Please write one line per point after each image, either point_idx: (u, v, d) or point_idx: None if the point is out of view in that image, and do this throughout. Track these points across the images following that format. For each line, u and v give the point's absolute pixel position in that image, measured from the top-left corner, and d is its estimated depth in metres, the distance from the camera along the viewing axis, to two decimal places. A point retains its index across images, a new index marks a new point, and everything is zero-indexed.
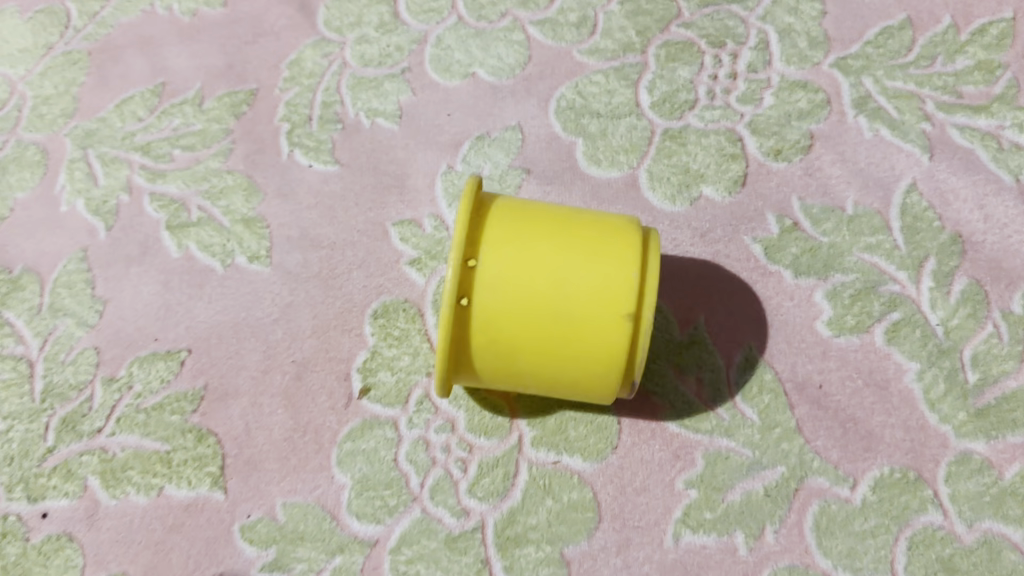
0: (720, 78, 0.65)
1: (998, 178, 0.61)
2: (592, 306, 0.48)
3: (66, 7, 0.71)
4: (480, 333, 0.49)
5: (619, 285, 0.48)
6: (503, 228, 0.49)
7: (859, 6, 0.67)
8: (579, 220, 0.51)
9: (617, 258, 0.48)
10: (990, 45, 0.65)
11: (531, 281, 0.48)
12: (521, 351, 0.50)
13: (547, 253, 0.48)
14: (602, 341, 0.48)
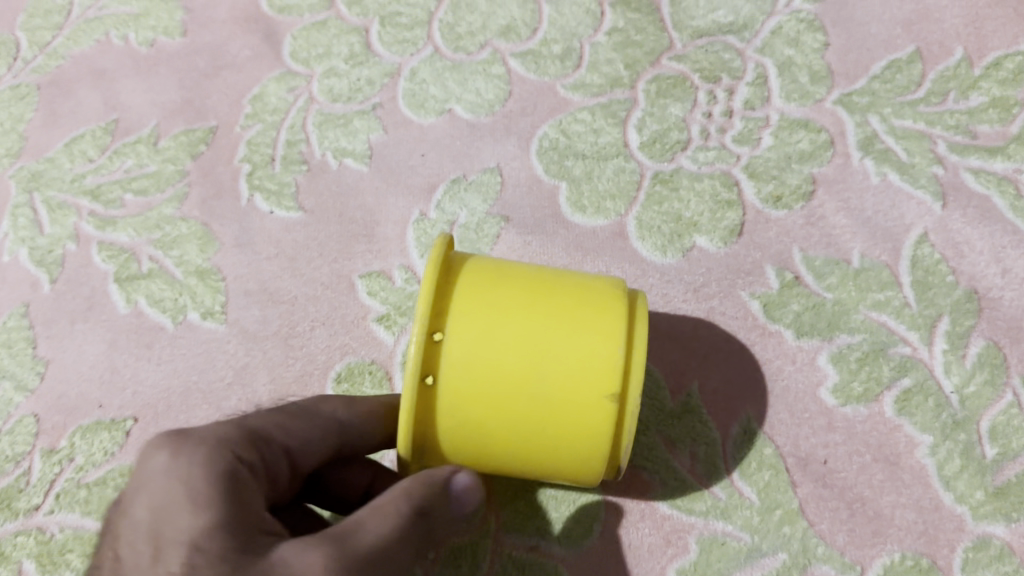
0: (715, 116, 0.60)
1: (1017, 229, 0.56)
2: (573, 384, 0.43)
3: (16, 37, 0.67)
4: (447, 415, 0.44)
5: (602, 361, 0.43)
6: (473, 298, 0.44)
7: (865, 36, 0.63)
8: (557, 286, 0.46)
9: (599, 330, 0.43)
10: (1005, 80, 0.60)
11: (505, 357, 0.43)
12: (493, 434, 0.44)
13: (523, 325, 0.43)
14: (583, 424, 0.43)
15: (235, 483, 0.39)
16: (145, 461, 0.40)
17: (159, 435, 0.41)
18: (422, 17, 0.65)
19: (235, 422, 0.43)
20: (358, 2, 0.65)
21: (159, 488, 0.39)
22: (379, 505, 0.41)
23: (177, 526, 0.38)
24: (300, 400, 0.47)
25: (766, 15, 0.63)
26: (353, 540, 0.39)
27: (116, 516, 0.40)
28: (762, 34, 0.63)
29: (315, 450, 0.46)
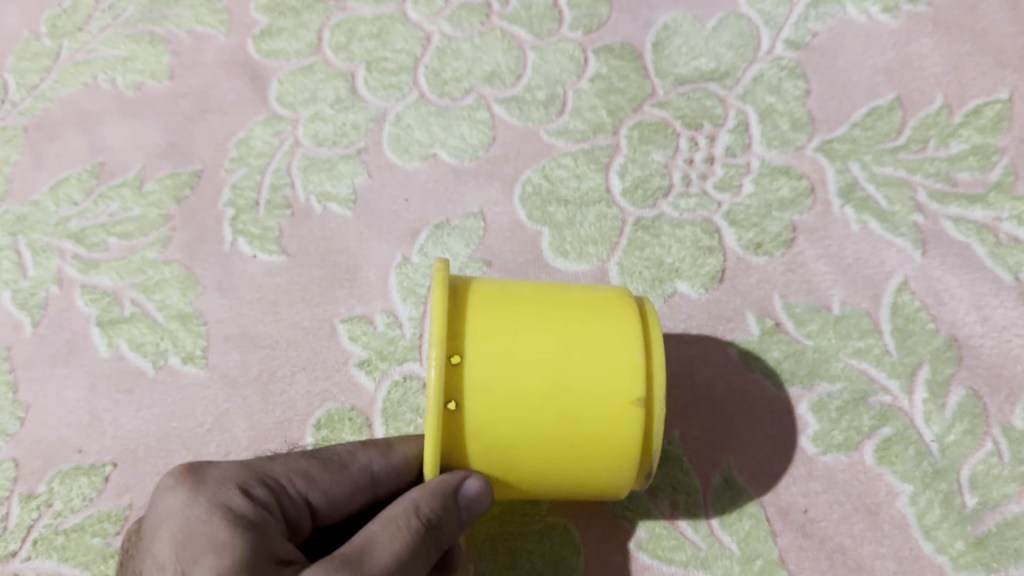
0: (697, 163, 0.61)
1: (997, 277, 0.56)
2: (599, 395, 0.43)
3: (5, 80, 0.68)
4: (472, 441, 0.43)
5: (624, 367, 0.43)
6: (482, 318, 0.43)
7: (846, 85, 0.64)
8: (563, 299, 0.45)
9: (616, 338, 0.43)
10: (985, 128, 0.61)
11: (525, 375, 0.42)
12: (521, 455, 0.43)
13: (540, 340, 0.43)
14: (613, 434, 0.43)
15: (249, 525, 0.39)
16: (165, 502, 0.41)
17: (179, 473, 0.42)
18: (409, 63, 0.65)
19: (256, 468, 0.43)
20: (345, 48, 0.66)
21: (177, 528, 0.39)
22: (390, 522, 0.40)
23: (193, 566, 0.38)
24: (335, 445, 0.46)
25: (747, 63, 0.65)
26: (364, 564, 0.38)
27: (138, 557, 0.41)
28: (744, 82, 0.64)
29: (345, 499, 0.45)
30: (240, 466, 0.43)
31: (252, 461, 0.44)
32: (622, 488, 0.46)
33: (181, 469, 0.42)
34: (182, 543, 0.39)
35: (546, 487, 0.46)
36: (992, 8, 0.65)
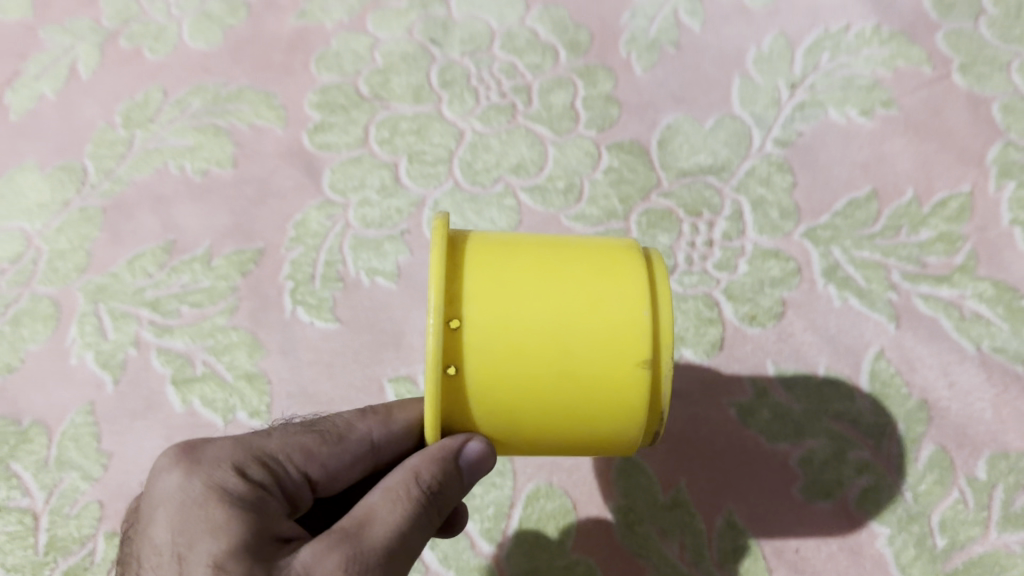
0: (698, 245, 0.70)
1: (961, 347, 0.65)
2: (605, 355, 0.45)
3: (84, 165, 0.77)
4: (477, 398, 0.45)
5: (631, 329, 0.45)
6: (483, 280, 0.45)
7: (828, 179, 0.73)
8: (568, 256, 0.47)
9: (623, 299, 0.46)
10: (950, 217, 0.70)
11: (530, 335, 0.44)
12: (526, 411, 0.46)
13: (544, 302, 0.45)
14: (618, 393, 0.46)
15: (248, 506, 0.42)
16: (162, 485, 0.43)
17: (175, 453, 0.44)
18: (444, 156, 0.75)
19: (253, 445, 0.46)
20: (389, 141, 0.76)
21: (174, 512, 0.42)
22: (390, 493, 0.43)
23: (189, 548, 0.40)
24: (333, 418, 0.49)
25: (741, 158, 0.74)
26: (363, 536, 0.41)
27: (136, 539, 0.43)
28: (738, 176, 0.73)
29: (345, 468, 0.48)
30: (236, 442, 0.45)
31: (248, 439, 0.46)
32: (624, 444, 0.48)
33: (175, 452, 0.45)
34: (180, 527, 0.41)
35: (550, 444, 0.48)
36: (955, 112, 0.75)
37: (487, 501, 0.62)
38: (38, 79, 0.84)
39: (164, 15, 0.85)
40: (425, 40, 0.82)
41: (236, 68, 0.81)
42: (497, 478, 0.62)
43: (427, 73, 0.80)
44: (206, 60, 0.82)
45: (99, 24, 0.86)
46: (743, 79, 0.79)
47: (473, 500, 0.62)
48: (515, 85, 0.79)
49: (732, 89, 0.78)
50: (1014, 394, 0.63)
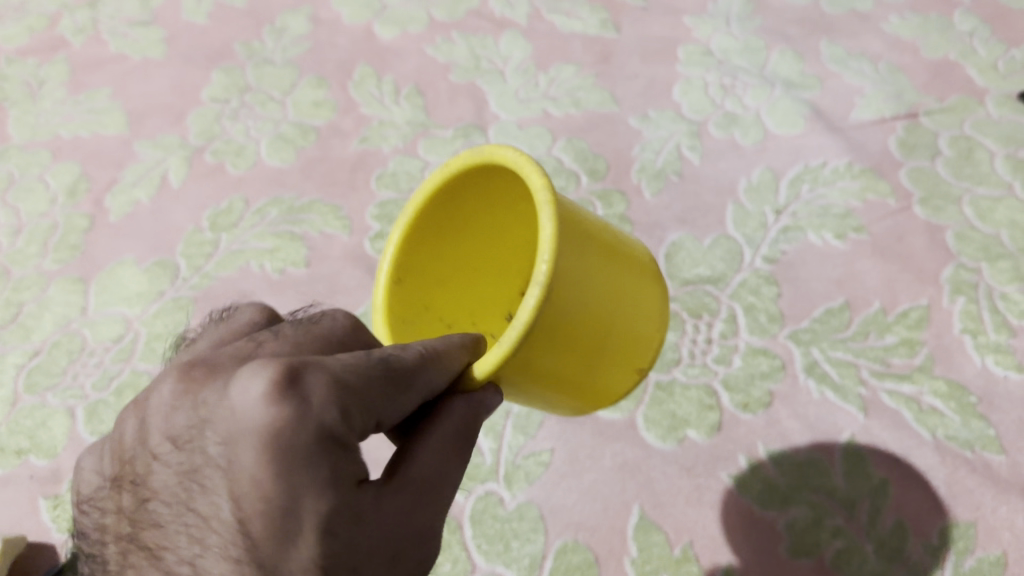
0: (700, 342, 0.85)
1: (920, 434, 0.77)
2: (627, 348, 0.64)
3: (176, 262, 0.91)
4: (549, 345, 0.57)
5: (644, 336, 0.65)
6: (584, 258, 0.58)
7: (809, 291, 0.87)
8: (621, 255, 0.63)
9: (647, 310, 0.65)
10: (911, 325, 0.84)
11: (600, 315, 0.60)
12: (567, 367, 0.60)
13: (611, 292, 0.61)
14: (618, 376, 0.65)
15: (345, 460, 0.45)
16: (265, 419, 0.44)
17: (280, 389, 0.44)
18: None
19: (351, 388, 0.46)
20: None
21: (279, 461, 0.44)
22: (445, 441, 0.51)
23: (300, 501, 0.44)
24: (406, 356, 0.49)
25: (735, 271, 0.89)
26: (431, 490, 0.49)
27: (226, 458, 0.45)
28: (732, 285, 0.88)
29: (408, 406, 0.50)
30: (333, 383, 0.45)
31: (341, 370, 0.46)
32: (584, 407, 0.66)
33: (275, 383, 0.45)
34: (287, 476, 0.44)
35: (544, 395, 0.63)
36: (916, 237, 0.90)
37: (524, 553, 0.75)
38: (134, 186, 0.98)
39: (244, 135, 1.01)
40: None
41: (309, 183, 0.96)
42: (532, 534, 0.76)
43: None
44: (282, 176, 0.97)
45: (186, 141, 1.01)
46: (736, 205, 0.94)
47: (512, 552, 0.76)
48: None
49: (727, 213, 0.94)
50: (965, 474, 0.75)
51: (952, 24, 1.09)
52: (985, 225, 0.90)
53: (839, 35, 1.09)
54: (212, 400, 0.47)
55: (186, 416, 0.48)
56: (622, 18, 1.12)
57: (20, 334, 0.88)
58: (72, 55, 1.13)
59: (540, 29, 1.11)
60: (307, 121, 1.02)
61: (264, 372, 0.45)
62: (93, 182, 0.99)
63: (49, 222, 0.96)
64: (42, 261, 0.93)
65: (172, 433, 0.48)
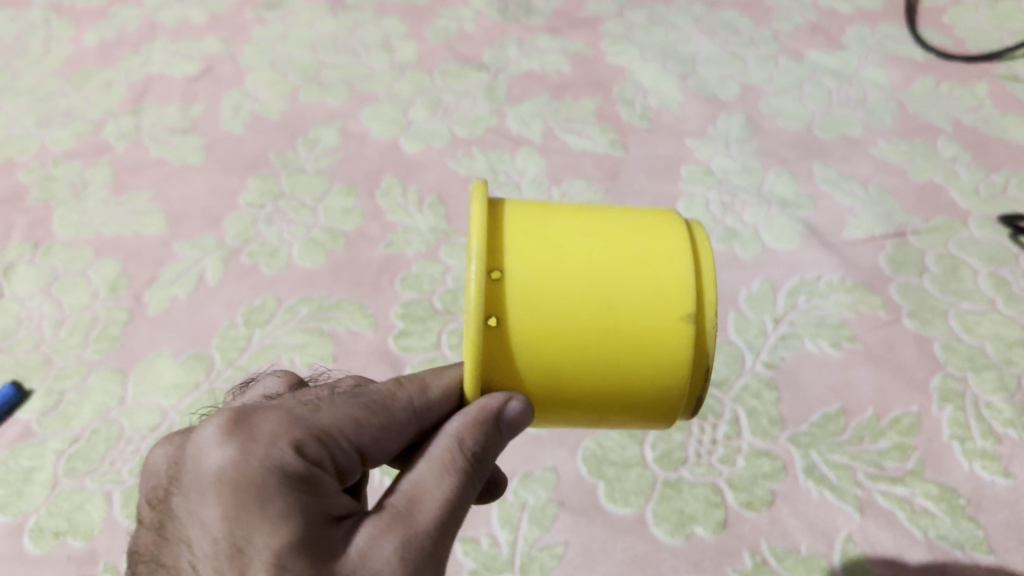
0: (705, 442, 0.90)
1: (912, 534, 0.83)
2: (653, 304, 0.58)
3: (211, 355, 0.97)
4: (526, 336, 0.58)
5: (678, 285, 0.59)
6: (532, 242, 0.59)
7: (807, 397, 0.93)
8: (604, 226, 0.62)
9: (669, 261, 0.60)
10: (903, 431, 0.90)
11: (575, 284, 0.58)
12: (578, 350, 0.58)
13: (594, 261, 0.59)
14: (671, 344, 0.59)
15: (298, 486, 0.52)
16: (218, 461, 0.53)
17: (233, 435, 0.53)
18: None
19: (304, 430, 0.55)
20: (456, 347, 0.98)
21: (231, 496, 0.51)
22: (431, 470, 0.57)
23: (247, 533, 0.50)
24: (377, 393, 0.60)
25: (737, 375, 0.95)
26: (415, 514, 0.54)
27: (188, 506, 0.53)
28: (735, 389, 0.94)
29: (395, 435, 0.59)
30: (287, 425, 0.55)
31: (294, 412, 0.56)
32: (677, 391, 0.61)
33: (226, 432, 0.54)
34: (239, 509, 0.51)
35: (611, 392, 0.60)
36: (906, 347, 0.97)
37: None
38: (173, 282, 1.04)
39: (277, 238, 1.08)
40: None
41: (337, 283, 1.02)
42: None
43: None
44: (312, 275, 1.03)
45: (223, 242, 1.08)
46: (737, 314, 1.01)
47: None
48: None
49: (729, 321, 1.00)
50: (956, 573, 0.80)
51: (937, 149, 1.19)
52: (971, 337, 0.98)
53: (831, 158, 1.19)
54: (177, 460, 0.56)
55: (161, 478, 0.57)
56: (629, 137, 1.21)
57: (61, 420, 0.93)
58: (116, 159, 1.20)
59: (553, 146, 1.20)
60: (336, 226, 1.09)
61: (219, 424, 0.55)
62: (133, 278, 1.05)
63: (90, 315, 1.02)
64: (84, 352, 0.99)
65: (151, 497, 0.57)
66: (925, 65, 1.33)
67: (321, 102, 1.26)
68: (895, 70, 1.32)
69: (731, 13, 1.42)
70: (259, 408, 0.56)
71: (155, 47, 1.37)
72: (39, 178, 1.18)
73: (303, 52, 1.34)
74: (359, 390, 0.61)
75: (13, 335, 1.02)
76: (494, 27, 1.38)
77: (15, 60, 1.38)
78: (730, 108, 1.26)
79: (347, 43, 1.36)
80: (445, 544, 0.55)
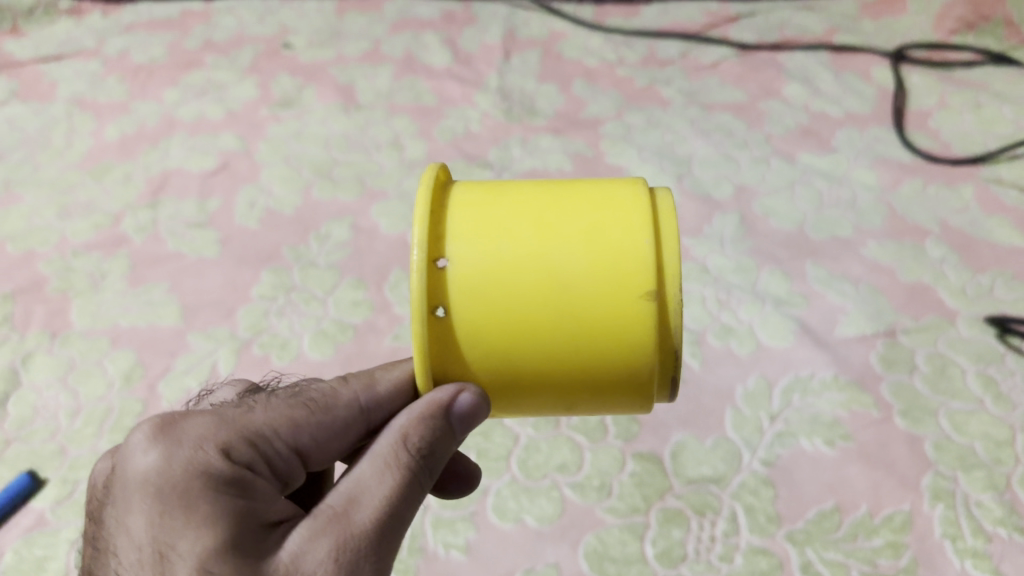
0: (704, 539, 0.93)
1: None
2: (610, 280, 0.64)
3: None
4: (480, 317, 0.65)
5: (635, 257, 0.64)
6: (483, 232, 0.66)
7: (803, 493, 0.96)
8: (558, 208, 0.68)
9: (625, 237, 0.65)
10: (896, 529, 0.93)
11: (527, 269, 0.65)
12: (537, 328, 0.65)
13: (545, 244, 0.65)
14: (631, 314, 0.64)
15: (223, 486, 0.62)
16: (144, 468, 0.63)
17: (158, 446, 0.64)
18: (505, 454, 1.00)
19: (229, 437, 0.66)
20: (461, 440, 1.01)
21: (156, 499, 0.61)
22: (373, 474, 0.65)
23: (173, 535, 0.60)
24: (317, 396, 0.72)
25: (735, 471, 0.98)
26: (356, 513, 0.63)
27: (119, 510, 0.63)
28: (733, 486, 0.97)
29: (344, 431, 0.71)
30: (213, 435, 0.65)
31: (224, 420, 0.67)
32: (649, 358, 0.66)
33: (152, 442, 0.64)
34: (165, 509, 0.61)
35: (581, 364, 0.66)
36: (898, 445, 1.00)
37: None
38: (186, 373, 1.08)
39: (289, 330, 1.12)
40: None
41: (345, 373, 1.06)
42: None
43: None
44: (323, 367, 1.08)
45: (236, 334, 1.12)
46: (733, 410, 1.04)
47: None
48: None
49: (726, 417, 1.03)
50: None
51: (925, 250, 1.24)
52: (961, 436, 1.01)
53: (823, 258, 1.23)
54: (111, 472, 0.66)
55: (99, 490, 0.67)
56: None
57: (75, 509, 0.96)
58: (133, 251, 1.24)
59: None
60: (346, 318, 1.13)
61: (146, 436, 0.65)
62: (148, 368, 1.09)
63: (105, 405, 1.05)
64: (99, 442, 1.02)
65: (92, 508, 0.68)
66: (913, 167, 1.39)
67: (333, 198, 1.31)
68: (884, 173, 1.38)
69: (725, 116, 1.49)
70: (187, 416, 0.67)
71: (173, 142, 1.43)
72: (58, 269, 1.22)
73: (316, 149, 1.40)
74: (306, 394, 0.72)
75: (29, 423, 1.05)
76: (498, 127, 1.44)
77: (37, 153, 1.44)
78: (724, 208, 1.32)
79: (359, 141, 1.42)
80: (387, 535, 0.63)
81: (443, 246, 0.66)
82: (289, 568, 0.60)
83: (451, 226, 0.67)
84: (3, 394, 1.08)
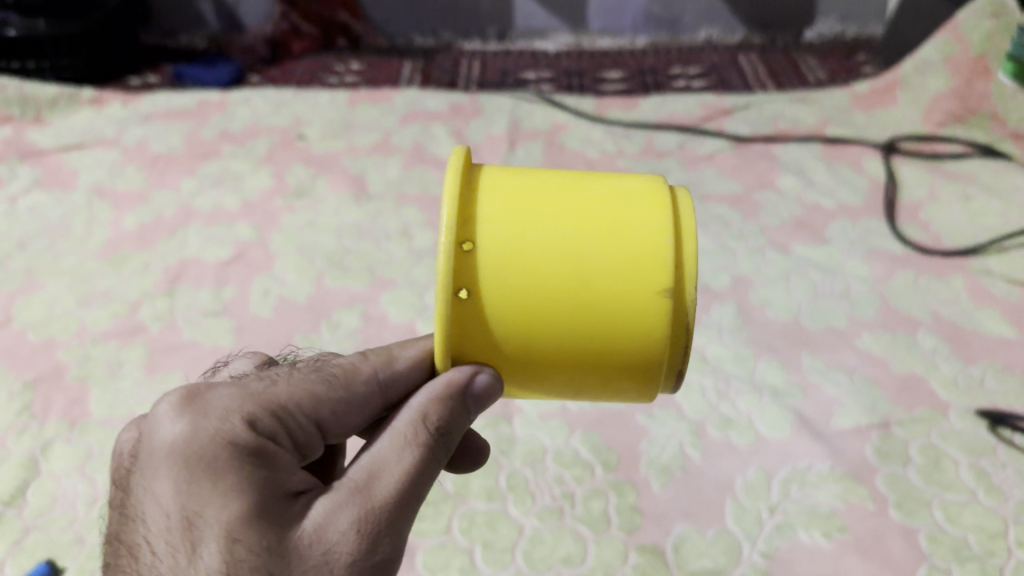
0: None
1: None
2: (635, 273, 0.69)
3: None
4: (506, 300, 0.70)
5: (658, 254, 0.70)
6: (511, 217, 0.70)
7: None
8: (585, 200, 0.72)
9: (649, 234, 0.70)
10: None
11: (553, 259, 0.69)
12: (558, 313, 0.70)
13: (569, 235, 0.70)
14: (651, 306, 0.70)
15: (249, 457, 0.66)
16: (172, 437, 0.66)
17: (186, 418, 0.67)
18: (510, 544, 1.02)
19: (253, 411, 0.69)
20: (468, 531, 1.04)
21: (184, 469, 0.64)
22: (393, 452, 0.69)
23: (200, 501, 0.63)
24: (338, 372, 0.75)
25: (735, 563, 1.01)
26: (376, 488, 0.67)
27: (146, 479, 0.66)
28: None
29: (364, 405, 0.75)
30: (238, 408, 0.69)
31: (250, 392, 0.70)
32: (660, 348, 0.72)
33: (180, 413, 0.67)
34: (192, 478, 0.64)
35: (598, 347, 0.72)
36: (893, 538, 1.02)
37: None
38: None
39: None
40: (496, 452, 1.13)
41: None
42: None
43: (498, 479, 1.09)
44: None
45: None
46: (734, 502, 1.07)
47: None
48: (564, 490, 1.08)
49: (726, 509, 1.06)
50: None
51: (917, 341, 1.28)
52: (955, 528, 1.03)
53: (819, 349, 1.27)
54: (137, 442, 0.69)
55: (125, 461, 0.70)
56: None
57: None
58: (150, 340, 1.29)
59: None
60: None
61: (174, 406, 0.68)
62: None
63: None
64: None
65: (118, 479, 0.71)
66: (904, 258, 1.44)
67: (345, 286, 1.36)
68: (877, 265, 1.42)
69: (722, 206, 1.55)
70: (213, 389, 0.70)
71: (190, 232, 1.48)
72: (78, 357, 1.26)
73: (329, 238, 1.45)
74: (327, 369, 0.76)
75: (47, 512, 1.07)
76: None
77: (58, 241, 1.48)
78: (722, 298, 1.36)
79: (370, 230, 1.47)
80: (405, 510, 0.67)
81: (472, 228, 0.70)
82: (314, 539, 0.63)
83: (479, 209, 0.71)
84: (22, 482, 1.10)
